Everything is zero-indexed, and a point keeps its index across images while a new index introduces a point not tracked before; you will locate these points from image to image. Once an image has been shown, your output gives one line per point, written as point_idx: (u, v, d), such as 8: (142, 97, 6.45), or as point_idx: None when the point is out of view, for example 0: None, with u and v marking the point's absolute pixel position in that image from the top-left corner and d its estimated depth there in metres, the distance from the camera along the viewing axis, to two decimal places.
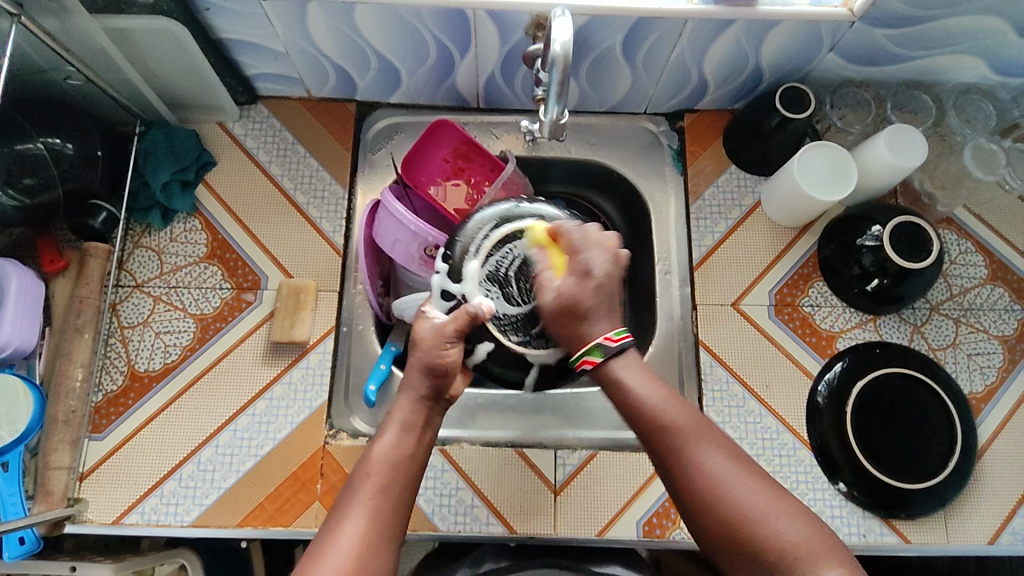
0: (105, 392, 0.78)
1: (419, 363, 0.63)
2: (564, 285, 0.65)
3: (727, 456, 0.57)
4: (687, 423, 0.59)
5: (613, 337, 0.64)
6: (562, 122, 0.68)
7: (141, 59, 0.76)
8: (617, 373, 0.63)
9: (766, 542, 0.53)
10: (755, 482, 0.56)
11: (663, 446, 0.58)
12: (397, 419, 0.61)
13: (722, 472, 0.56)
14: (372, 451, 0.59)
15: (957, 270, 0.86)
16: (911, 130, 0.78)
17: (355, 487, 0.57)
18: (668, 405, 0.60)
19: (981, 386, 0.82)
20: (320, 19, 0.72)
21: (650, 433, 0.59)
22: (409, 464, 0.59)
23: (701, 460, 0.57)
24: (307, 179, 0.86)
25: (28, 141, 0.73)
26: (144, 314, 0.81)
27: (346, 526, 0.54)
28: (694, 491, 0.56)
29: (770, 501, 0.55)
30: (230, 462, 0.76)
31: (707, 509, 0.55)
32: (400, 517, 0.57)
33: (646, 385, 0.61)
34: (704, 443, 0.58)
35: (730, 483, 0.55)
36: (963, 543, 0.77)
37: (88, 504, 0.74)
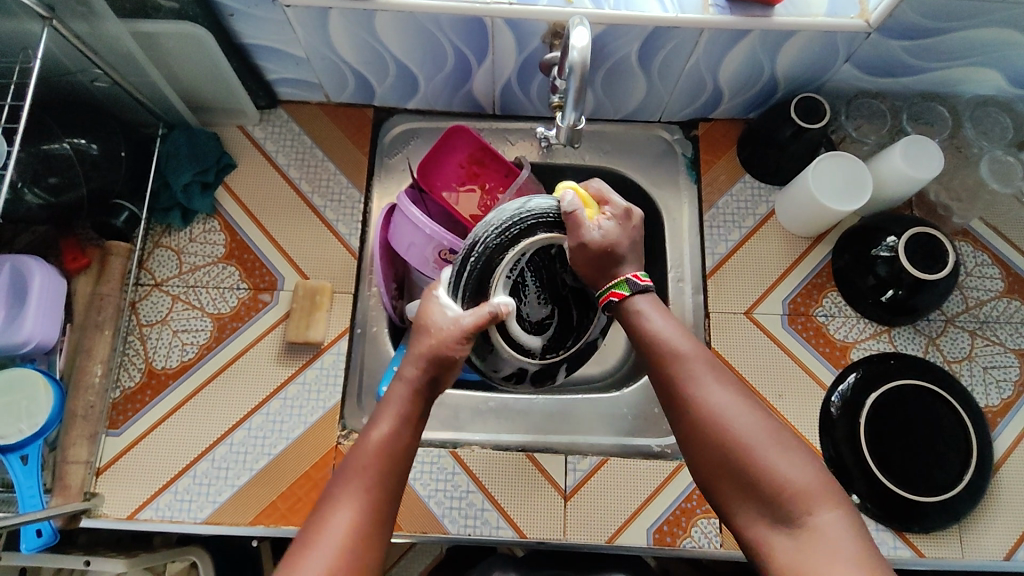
0: (123, 388, 0.79)
1: (425, 355, 0.63)
2: (610, 228, 0.68)
3: (732, 391, 0.58)
4: (698, 357, 0.60)
5: (640, 277, 0.67)
6: (579, 128, 0.67)
7: (167, 63, 0.77)
8: (635, 306, 0.65)
9: (764, 473, 0.54)
10: (756, 417, 0.57)
11: (673, 375, 0.60)
12: (393, 411, 0.61)
13: (727, 406, 0.57)
14: (366, 442, 0.59)
15: (973, 282, 0.85)
16: (928, 141, 0.78)
17: (346, 479, 0.57)
18: (681, 340, 0.62)
19: (997, 400, 0.82)
20: (342, 26, 0.73)
21: (656, 362, 0.61)
22: (401, 457, 0.59)
23: (706, 391, 0.58)
24: (325, 183, 0.87)
25: (54, 142, 0.73)
26: (163, 312, 0.82)
27: (335, 517, 0.54)
28: (698, 424, 0.57)
29: (769, 437, 0.55)
30: (243, 460, 0.77)
31: (708, 439, 0.56)
32: (389, 509, 0.57)
33: (661, 323, 0.63)
34: (711, 377, 0.59)
35: (734, 416, 0.56)
36: (978, 558, 0.76)
37: (104, 499, 0.75)
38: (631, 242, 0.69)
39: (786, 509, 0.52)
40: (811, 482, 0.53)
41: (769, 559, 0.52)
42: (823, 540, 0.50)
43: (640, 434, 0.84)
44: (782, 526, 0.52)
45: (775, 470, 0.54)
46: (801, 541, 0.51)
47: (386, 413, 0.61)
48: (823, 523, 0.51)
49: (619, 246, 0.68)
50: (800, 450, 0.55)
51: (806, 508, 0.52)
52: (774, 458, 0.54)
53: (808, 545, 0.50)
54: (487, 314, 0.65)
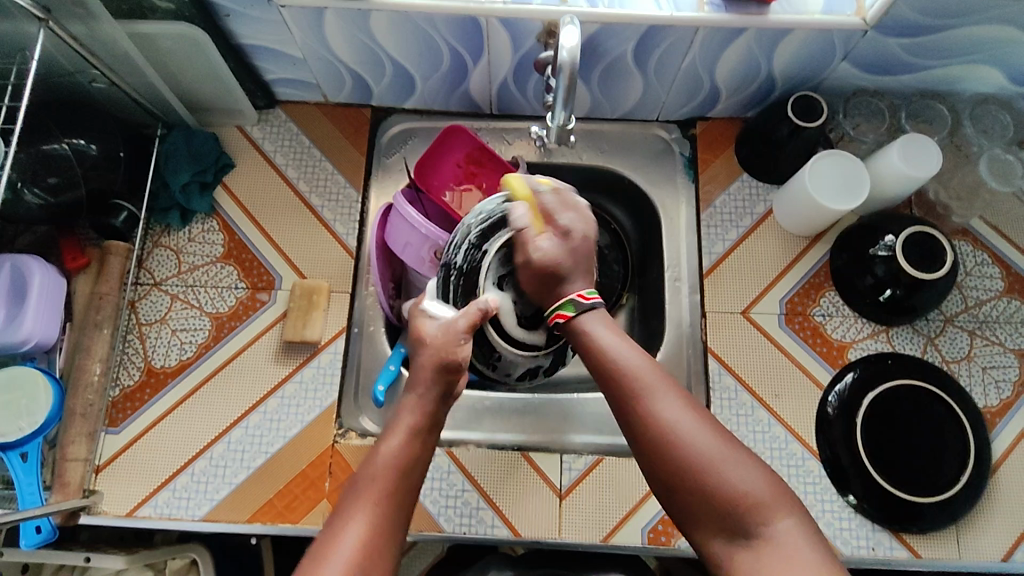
0: (122, 387, 0.80)
1: (430, 363, 0.64)
2: (548, 247, 0.70)
3: (685, 405, 0.57)
4: (651, 372, 0.59)
5: (585, 295, 0.67)
6: (570, 127, 0.67)
7: (165, 64, 0.78)
8: (586, 322, 0.65)
9: (717, 489, 0.53)
10: (709, 431, 0.56)
11: (623, 393, 0.59)
12: (403, 426, 0.62)
13: (679, 422, 0.56)
14: (375, 456, 0.60)
15: (972, 281, 0.85)
16: (926, 139, 0.77)
17: (358, 491, 0.57)
18: (633, 355, 0.61)
19: (996, 400, 0.81)
20: (337, 26, 0.73)
21: (608, 380, 0.61)
22: (412, 468, 0.60)
23: (657, 407, 0.57)
24: (322, 182, 0.88)
25: (53, 142, 0.74)
26: (162, 311, 0.83)
27: (350, 526, 0.54)
28: (651, 442, 0.56)
29: (723, 449, 0.55)
30: (241, 459, 0.78)
31: (661, 457, 0.56)
32: (401, 521, 0.57)
33: (616, 338, 0.63)
34: (663, 392, 0.58)
35: (686, 432, 0.55)
36: (975, 559, 0.76)
37: (103, 496, 0.76)
38: (576, 259, 0.69)
39: (743, 524, 0.52)
40: (766, 493, 0.53)
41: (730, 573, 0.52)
42: (784, 554, 0.50)
43: None
44: (739, 542, 0.52)
45: (727, 484, 0.53)
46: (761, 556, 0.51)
47: (398, 428, 0.62)
48: (783, 536, 0.51)
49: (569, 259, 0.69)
50: (758, 464, 0.55)
51: (765, 522, 0.52)
52: (729, 474, 0.53)
53: (768, 559, 0.50)
54: (477, 311, 0.67)
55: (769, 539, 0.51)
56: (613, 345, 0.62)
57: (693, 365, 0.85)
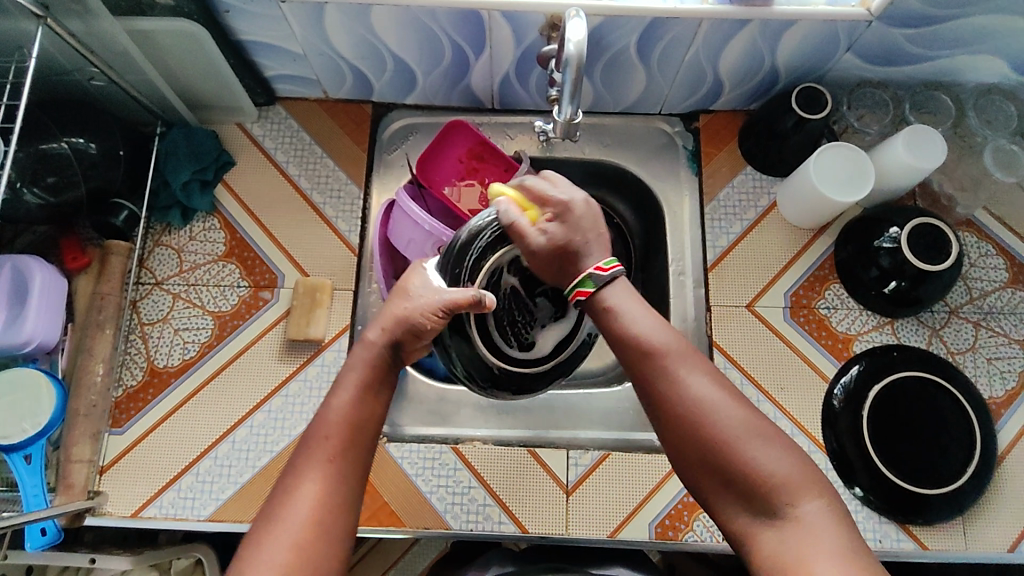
0: (125, 387, 0.80)
1: (393, 323, 0.61)
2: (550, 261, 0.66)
3: (714, 381, 0.56)
4: (675, 346, 0.58)
5: (605, 266, 0.62)
6: (577, 121, 0.66)
7: (164, 60, 0.77)
8: (608, 295, 0.62)
9: (747, 464, 0.52)
10: (736, 406, 0.55)
11: (649, 367, 0.57)
12: (353, 378, 0.59)
13: (710, 397, 0.55)
14: (327, 412, 0.57)
15: (977, 272, 0.85)
16: (931, 131, 0.77)
17: (309, 452, 0.55)
18: (659, 327, 0.59)
19: (1001, 391, 0.81)
20: (338, 21, 0.73)
21: (632, 354, 0.58)
22: (366, 426, 0.57)
23: (684, 383, 0.56)
24: (324, 179, 0.87)
25: (51, 141, 0.73)
26: (163, 310, 0.82)
27: (300, 489, 0.52)
28: (679, 417, 0.55)
29: (750, 425, 0.54)
30: (247, 458, 0.78)
31: (687, 432, 0.55)
32: (358, 474, 0.55)
33: (638, 310, 0.60)
34: (692, 366, 0.57)
35: (716, 408, 0.54)
36: (982, 550, 0.76)
37: (108, 497, 0.76)
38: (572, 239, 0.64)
39: (769, 502, 0.51)
40: (795, 473, 0.52)
41: (753, 549, 0.52)
42: (810, 534, 0.49)
43: (641, 428, 0.84)
44: (767, 519, 0.51)
45: (757, 461, 0.52)
46: (785, 534, 0.50)
47: (347, 382, 0.59)
48: (808, 515, 0.50)
49: (567, 238, 0.64)
50: (782, 439, 0.54)
51: (790, 500, 0.51)
52: (756, 451, 0.53)
53: (793, 539, 0.50)
54: (468, 300, 0.62)
55: (794, 518, 0.50)
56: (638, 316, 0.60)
57: None
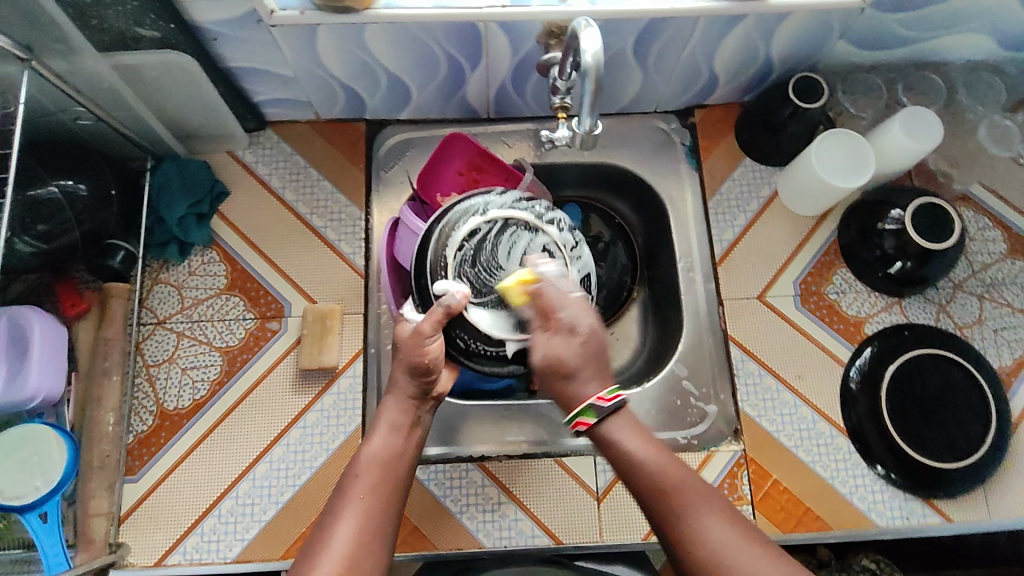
0: (137, 433, 0.77)
1: (404, 364, 0.65)
2: (549, 345, 0.63)
3: (728, 522, 0.55)
4: (690, 488, 0.57)
5: (606, 397, 0.61)
6: (596, 132, 0.65)
7: (149, 93, 0.74)
8: (607, 428, 0.61)
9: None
10: (753, 550, 0.54)
11: (664, 510, 0.57)
12: (383, 422, 0.64)
13: (725, 540, 0.54)
14: (362, 454, 0.61)
15: (977, 246, 0.86)
16: (927, 112, 0.78)
17: (346, 489, 0.58)
18: (668, 464, 0.59)
19: (1010, 360, 0.83)
20: (331, 42, 0.71)
21: (649, 497, 0.58)
22: (397, 464, 0.61)
23: (700, 527, 0.55)
24: (323, 203, 0.85)
25: (41, 186, 0.70)
26: (169, 350, 0.80)
27: (340, 524, 0.55)
28: (695, 562, 0.54)
29: (767, 567, 0.53)
30: (268, 494, 0.76)
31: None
32: (394, 509, 0.58)
33: (644, 447, 0.60)
34: (707, 508, 0.56)
35: (733, 553, 0.53)
36: (1004, 517, 0.78)
37: (130, 548, 0.74)
38: (589, 349, 0.63)
39: None
40: None
41: None
42: None
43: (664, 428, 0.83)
44: None
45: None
46: None
47: (381, 424, 0.64)
48: None
49: (568, 360, 0.62)
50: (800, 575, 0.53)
51: None
52: None
53: None
54: (441, 311, 0.66)
55: None
56: (645, 454, 0.60)
57: (715, 354, 0.85)
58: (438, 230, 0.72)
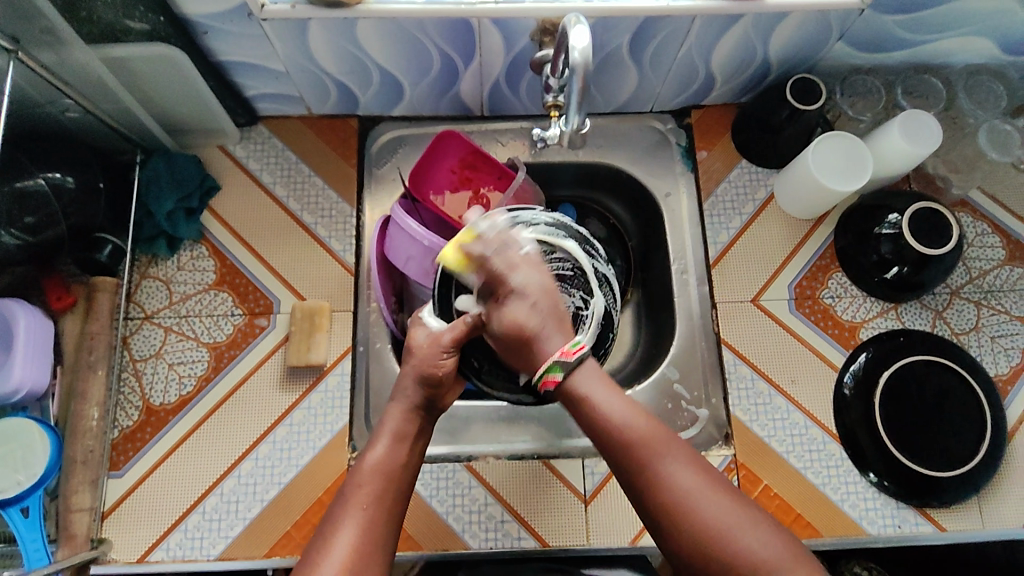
0: (122, 428, 0.77)
1: (414, 372, 0.65)
2: (507, 313, 0.61)
3: (694, 472, 0.55)
4: (656, 434, 0.56)
5: (570, 350, 0.59)
6: (583, 130, 0.64)
7: (139, 86, 0.73)
8: (574, 380, 0.59)
9: (734, 560, 0.51)
10: (721, 497, 0.54)
11: (630, 460, 0.56)
12: (386, 431, 0.63)
13: (692, 487, 0.54)
14: (362, 463, 0.61)
15: (975, 252, 0.85)
16: (924, 115, 0.76)
17: (346, 499, 0.58)
18: (629, 411, 0.57)
19: (1006, 368, 0.82)
20: (323, 37, 0.70)
21: (614, 449, 0.57)
22: (399, 474, 0.61)
23: (668, 474, 0.55)
24: (314, 199, 0.85)
25: (29, 178, 0.70)
26: (156, 345, 0.79)
27: (339, 536, 0.55)
28: (664, 509, 0.54)
29: (737, 514, 0.53)
30: (254, 492, 0.75)
31: (674, 525, 0.54)
32: (392, 521, 0.58)
33: (609, 396, 0.58)
34: (673, 455, 0.55)
35: (703, 501, 0.53)
36: (997, 527, 0.77)
37: (112, 544, 0.73)
38: (547, 306, 0.61)
39: None
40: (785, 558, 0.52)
41: None
42: None
43: None
44: None
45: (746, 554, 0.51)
46: None
47: (384, 432, 0.63)
48: None
49: (531, 324, 0.60)
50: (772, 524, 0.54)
51: None
52: (748, 539, 0.52)
53: None
54: (465, 324, 0.64)
55: None
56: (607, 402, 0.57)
57: (707, 358, 0.84)
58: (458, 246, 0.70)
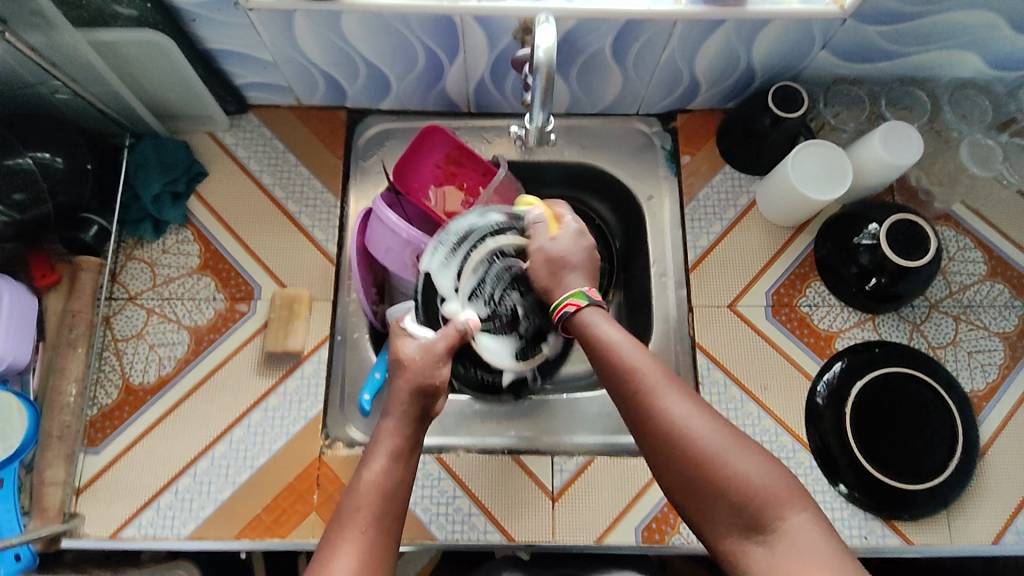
0: (100, 406, 0.78)
1: (409, 384, 0.65)
2: (553, 246, 0.73)
3: (694, 402, 0.58)
4: (655, 369, 0.60)
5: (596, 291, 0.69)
6: (548, 128, 0.67)
7: (128, 70, 0.75)
8: (590, 317, 0.66)
9: (734, 482, 0.53)
10: (716, 425, 0.56)
11: (631, 390, 0.59)
12: (380, 451, 0.62)
13: (688, 415, 0.57)
14: (359, 482, 0.60)
15: (956, 267, 0.85)
16: (907, 127, 0.77)
17: (344, 523, 0.57)
18: (632, 345, 0.62)
19: (982, 384, 0.82)
20: (308, 29, 0.71)
21: (618, 381, 0.60)
22: (396, 494, 0.60)
23: (666, 403, 0.57)
24: (299, 188, 0.86)
25: (17, 157, 0.75)
26: (138, 326, 0.80)
27: (338, 558, 0.54)
28: (660, 435, 0.57)
29: (731, 441, 0.55)
30: (226, 474, 0.76)
31: (671, 451, 0.56)
32: (389, 544, 0.57)
33: (617, 334, 0.63)
34: (671, 388, 0.58)
35: (698, 427, 0.56)
36: (966, 543, 0.77)
37: (85, 519, 0.74)
38: (586, 253, 0.73)
39: (758, 514, 0.52)
40: (779, 485, 0.53)
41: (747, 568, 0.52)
42: (798, 548, 0.50)
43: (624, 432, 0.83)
44: (755, 531, 0.52)
45: (741, 479, 0.53)
46: (774, 547, 0.51)
47: (379, 450, 0.62)
48: (793, 526, 0.51)
49: (569, 257, 0.72)
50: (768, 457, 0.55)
51: (778, 514, 0.52)
52: (741, 463, 0.54)
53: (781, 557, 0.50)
54: (455, 332, 0.70)
55: (778, 531, 0.51)
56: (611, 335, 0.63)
57: (682, 360, 0.84)
58: (425, 264, 0.80)
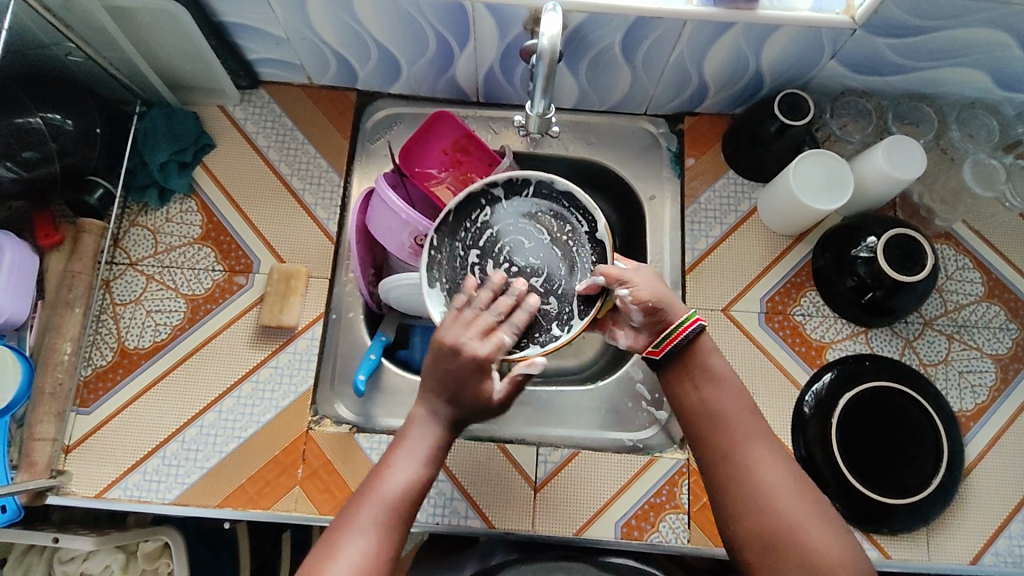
0: (94, 366, 0.79)
1: (464, 382, 0.66)
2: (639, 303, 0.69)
3: (777, 463, 0.61)
4: (746, 423, 0.64)
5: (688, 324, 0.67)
6: (551, 117, 0.69)
7: (143, 38, 0.76)
8: (702, 344, 0.68)
9: (805, 550, 0.56)
10: (796, 490, 0.60)
11: (719, 441, 0.63)
12: (415, 453, 0.64)
13: (770, 476, 0.60)
14: (393, 474, 0.62)
15: (953, 286, 0.85)
16: (910, 143, 0.77)
17: (363, 512, 0.59)
18: (731, 400, 0.65)
19: (971, 405, 0.82)
20: (321, 7, 0.72)
21: (709, 427, 0.64)
22: (416, 499, 0.62)
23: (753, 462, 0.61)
24: (304, 165, 0.87)
25: (27, 116, 0.73)
26: (137, 291, 0.82)
27: (349, 543, 0.57)
28: (740, 488, 0.60)
29: (805, 510, 0.58)
30: (213, 443, 0.77)
31: (750, 506, 0.59)
32: (401, 543, 0.60)
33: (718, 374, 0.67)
34: (758, 445, 0.62)
35: (778, 490, 0.59)
36: (943, 561, 0.76)
37: (71, 477, 0.75)
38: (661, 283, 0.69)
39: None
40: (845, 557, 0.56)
41: None
42: None
43: (611, 428, 0.84)
44: None
45: (811, 546, 0.56)
46: None
47: (415, 452, 0.64)
48: None
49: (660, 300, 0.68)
50: (839, 528, 0.58)
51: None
52: (818, 532, 0.57)
53: None
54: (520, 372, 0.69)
55: None
56: (717, 387, 0.66)
57: None
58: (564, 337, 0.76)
